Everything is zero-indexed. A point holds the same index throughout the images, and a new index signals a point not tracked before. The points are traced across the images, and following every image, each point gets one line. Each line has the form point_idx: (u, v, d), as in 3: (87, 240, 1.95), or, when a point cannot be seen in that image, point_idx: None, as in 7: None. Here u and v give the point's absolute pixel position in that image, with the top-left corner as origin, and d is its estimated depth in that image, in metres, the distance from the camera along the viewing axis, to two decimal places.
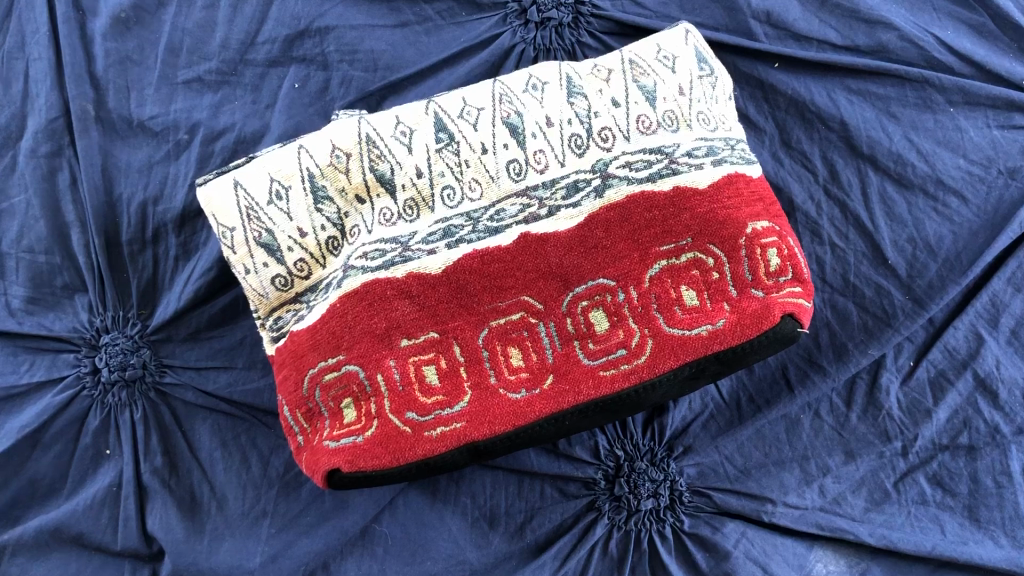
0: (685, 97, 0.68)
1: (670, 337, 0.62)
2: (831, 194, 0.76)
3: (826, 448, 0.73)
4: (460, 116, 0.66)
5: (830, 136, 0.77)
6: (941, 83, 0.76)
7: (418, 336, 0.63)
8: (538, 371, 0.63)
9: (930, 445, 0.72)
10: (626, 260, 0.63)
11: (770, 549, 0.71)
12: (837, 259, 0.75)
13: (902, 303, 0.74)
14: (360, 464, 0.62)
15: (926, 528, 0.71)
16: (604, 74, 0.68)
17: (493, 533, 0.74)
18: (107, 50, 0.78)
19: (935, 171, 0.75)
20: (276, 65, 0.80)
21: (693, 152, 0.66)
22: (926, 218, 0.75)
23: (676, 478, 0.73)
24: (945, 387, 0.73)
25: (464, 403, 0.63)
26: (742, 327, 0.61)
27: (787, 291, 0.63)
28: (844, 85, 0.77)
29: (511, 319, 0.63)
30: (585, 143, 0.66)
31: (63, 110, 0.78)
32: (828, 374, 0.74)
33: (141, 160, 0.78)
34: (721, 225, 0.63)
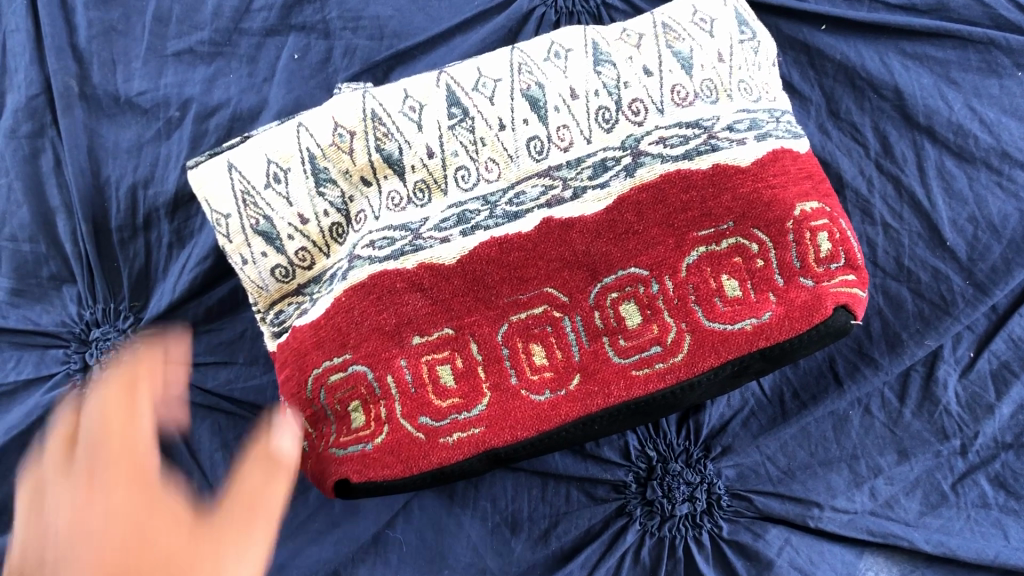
0: (724, 64, 0.61)
1: (710, 332, 0.55)
2: (884, 169, 0.70)
3: (877, 447, 0.67)
4: (474, 89, 0.60)
5: (882, 105, 0.71)
6: (1008, 44, 0.69)
7: (431, 333, 0.57)
8: (563, 371, 0.57)
9: (992, 444, 0.66)
10: (660, 247, 0.57)
11: (816, 557, 0.65)
12: (889, 241, 0.69)
13: (962, 289, 0.68)
14: (371, 474, 0.57)
15: (988, 533, 0.64)
16: (635, 40, 0.61)
17: (516, 539, 0.68)
18: (89, 21, 0.73)
19: (1000, 143, 0.69)
20: (274, 34, 0.73)
21: (734, 125, 0.59)
22: (989, 194, 0.68)
23: (714, 481, 0.68)
24: (1010, 380, 0.67)
25: (483, 406, 0.57)
26: (791, 321, 0.55)
27: (839, 280, 0.55)
28: (899, 48, 0.71)
29: (532, 313, 0.57)
30: (613, 116, 0.60)
31: (45, 86, 0.72)
32: (880, 367, 0.68)
33: (130, 139, 0.72)
34: (766, 207, 0.56)
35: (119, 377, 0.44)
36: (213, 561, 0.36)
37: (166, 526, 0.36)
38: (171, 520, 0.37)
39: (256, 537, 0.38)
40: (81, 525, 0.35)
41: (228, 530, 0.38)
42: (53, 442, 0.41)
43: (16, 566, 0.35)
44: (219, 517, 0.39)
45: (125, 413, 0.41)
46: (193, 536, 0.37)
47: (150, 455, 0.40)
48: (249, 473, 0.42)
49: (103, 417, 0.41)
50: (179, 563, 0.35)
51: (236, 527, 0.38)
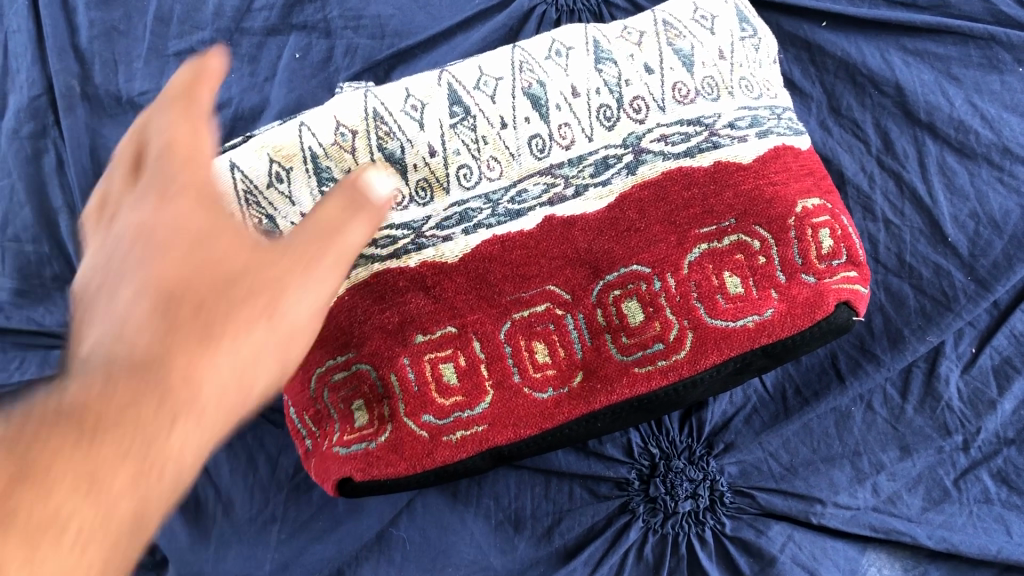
0: (726, 61, 0.61)
1: (712, 329, 0.55)
2: (885, 165, 0.71)
3: (880, 443, 0.67)
4: (476, 88, 0.60)
5: (884, 101, 0.71)
6: (1008, 39, 0.71)
7: (434, 331, 0.57)
8: (566, 368, 0.57)
9: (994, 440, 0.66)
10: (662, 244, 0.57)
11: (819, 553, 0.65)
12: (891, 238, 0.70)
13: (964, 285, 0.68)
14: (374, 472, 0.56)
15: (990, 529, 0.64)
16: (636, 37, 0.61)
17: (519, 537, 0.68)
18: (91, 21, 0.73)
19: (1001, 138, 0.69)
20: (275, 33, 0.73)
21: (735, 123, 0.59)
22: (990, 190, 0.69)
23: (717, 477, 0.68)
24: (1011, 376, 0.67)
25: (487, 404, 0.57)
26: (793, 317, 0.55)
27: (841, 276, 0.56)
28: (900, 44, 0.72)
29: (535, 311, 0.57)
30: (615, 114, 0.60)
31: (47, 86, 0.72)
32: (882, 363, 0.68)
33: None
34: (768, 204, 0.56)
35: (178, 80, 0.38)
36: (273, 288, 0.35)
37: (233, 247, 0.36)
38: (239, 240, 0.37)
39: (321, 257, 0.36)
40: (149, 224, 0.36)
41: (294, 240, 0.36)
42: (117, 162, 0.39)
43: (87, 268, 0.36)
44: (290, 237, 0.37)
45: (185, 123, 0.37)
46: (259, 256, 0.36)
47: (207, 133, 0.38)
48: (331, 198, 0.37)
49: (184, 82, 0.37)
50: (234, 289, 0.35)
51: (307, 253, 0.36)
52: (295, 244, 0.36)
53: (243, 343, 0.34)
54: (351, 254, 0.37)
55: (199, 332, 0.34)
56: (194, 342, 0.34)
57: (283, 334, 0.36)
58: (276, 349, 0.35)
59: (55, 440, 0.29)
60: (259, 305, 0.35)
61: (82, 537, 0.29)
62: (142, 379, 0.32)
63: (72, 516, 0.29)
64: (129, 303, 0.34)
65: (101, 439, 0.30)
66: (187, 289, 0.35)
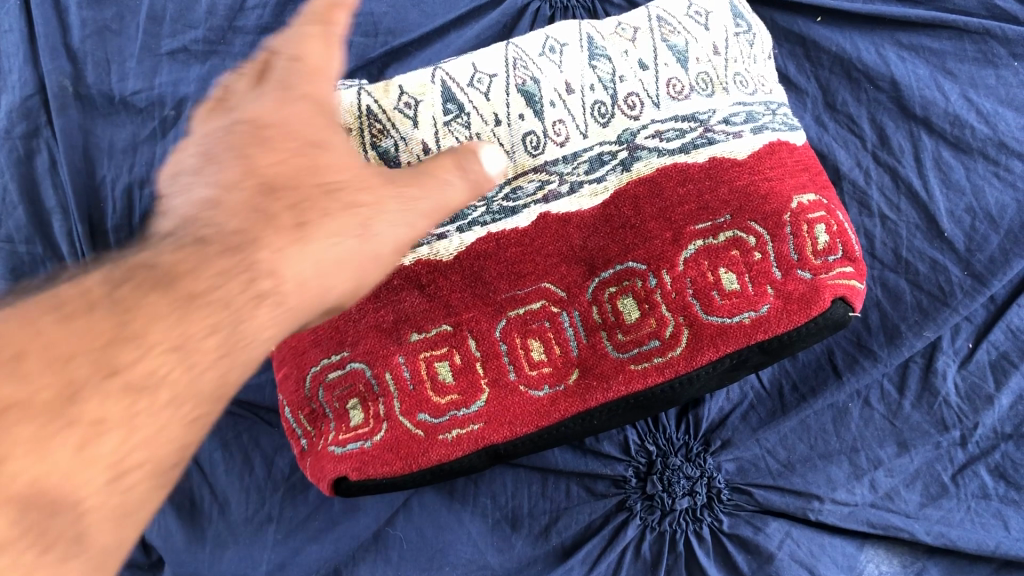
0: (719, 57, 0.62)
1: (708, 327, 0.54)
2: (881, 161, 0.71)
3: (877, 439, 0.67)
4: (470, 85, 0.60)
5: (879, 96, 0.71)
6: (1004, 34, 0.71)
7: (429, 329, 0.57)
8: (562, 366, 0.56)
9: (992, 435, 0.66)
10: (657, 241, 0.56)
11: (816, 549, 0.65)
12: (887, 233, 0.70)
13: (960, 280, 0.68)
14: (370, 471, 0.56)
15: (988, 524, 0.64)
16: (630, 33, 0.62)
17: (516, 536, 0.68)
18: (83, 20, 0.73)
19: (997, 133, 0.69)
20: (268, 32, 0.74)
21: (730, 118, 0.59)
22: (986, 184, 0.69)
23: (714, 474, 0.67)
24: (1008, 370, 0.67)
25: (481, 402, 0.56)
26: (789, 313, 0.54)
27: (837, 272, 0.55)
28: (894, 39, 0.72)
29: (530, 309, 0.56)
30: (609, 111, 0.61)
31: (39, 86, 0.72)
32: (879, 359, 0.68)
33: (125, 139, 0.72)
34: (763, 200, 0.56)
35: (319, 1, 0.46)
36: (372, 208, 0.44)
37: (340, 162, 0.46)
38: (346, 159, 0.46)
39: (422, 199, 0.45)
40: (271, 118, 0.45)
41: (400, 180, 0.46)
42: (248, 66, 0.48)
43: (215, 138, 0.46)
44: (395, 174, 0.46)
45: (320, 42, 0.46)
46: (367, 179, 0.46)
47: (334, 54, 0.47)
48: (444, 159, 0.47)
49: (324, 4, 0.46)
50: (340, 197, 0.44)
51: (408, 189, 0.45)
52: (399, 183, 0.46)
53: (330, 247, 0.43)
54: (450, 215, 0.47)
55: (297, 220, 0.42)
56: (291, 227, 0.42)
57: (372, 251, 0.44)
58: (356, 261, 0.44)
59: (156, 309, 0.38)
60: (356, 222, 0.44)
61: (174, 393, 0.38)
62: (238, 255, 0.41)
63: (161, 378, 0.37)
64: (243, 182, 0.43)
65: (190, 307, 0.38)
66: (289, 183, 0.44)
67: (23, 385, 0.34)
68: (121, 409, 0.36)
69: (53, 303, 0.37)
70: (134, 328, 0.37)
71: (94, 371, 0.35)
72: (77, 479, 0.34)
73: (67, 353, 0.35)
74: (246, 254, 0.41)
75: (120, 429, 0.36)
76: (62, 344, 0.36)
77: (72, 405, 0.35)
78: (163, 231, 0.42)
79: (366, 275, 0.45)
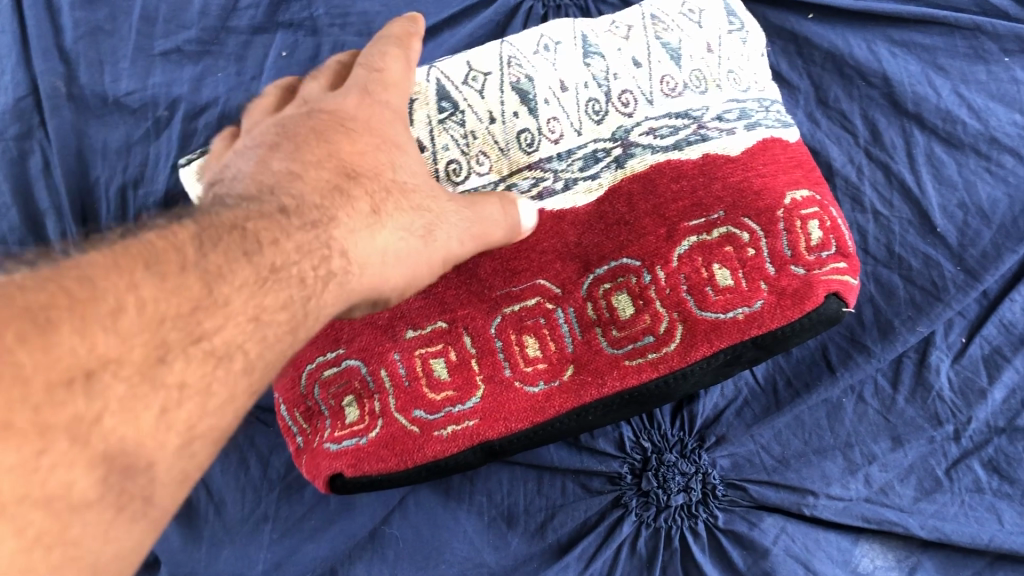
0: (713, 54, 0.62)
1: (702, 322, 0.54)
2: (873, 157, 0.71)
3: (871, 434, 0.67)
4: (465, 83, 0.61)
5: (871, 92, 0.72)
6: (995, 30, 0.71)
7: (424, 326, 0.57)
8: (557, 362, 0.56)
9: (985, 429, 0.66)
10: (650, 238, 0.56)
11: (812, 544, 0.65)
12: (879, 229, 0.70)
13: (953, 275, 0.68)
14: (365, 468, 0.56)
15: (981, 518, 0.64)
16: (623, 31, 0.62)
17: (512, 533, 0.68)
18: (75, 21, 0.73)
19: (988, 129, 0.70)
20: (261, 32, 0.74)
21: (723, 115, 0.60)
22: (977, 180, 0.69)
23: (709, 471, 0.68)
24: (1001, 365, 0.67)
25: (477, 399, 0.56)
26: (783, 308, 0.54)
27: (831, 268, 0.54)
28: (886, 36, 0.73)
29: (525, 305, 0.57)
30: (603, 108, 0.61)
31: (32, 88, 0.72)
32: (872, 354, 0.68)
33: (118, 140, 0.72)
34: (756, 196, 0.56)
35: (397, 31, 0.55)
36: (437, 212, 0.52)
37: (408, 168, 0.52)
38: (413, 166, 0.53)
39: (479, 212, 0.54)
40: (349, 113, 0.52)
41: (458, 203, 0.53)
42: (322, 75, 0.55)
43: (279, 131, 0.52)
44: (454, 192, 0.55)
45: (397, 59, 0.54)
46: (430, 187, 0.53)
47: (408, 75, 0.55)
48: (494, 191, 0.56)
49: (404, 31, 0.55)
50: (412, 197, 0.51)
51: (465, 204, 0.54)
52: (456, 202, 0.53)
53: (394, 243, 0.49)
54: (489, 241, 0.55)
55: (371, 208, 0.48)
56: (368, 213, 0.48)
57: (436, 251, 0.51)
58: (416, 259, 0.50)
59: (241, 278, 0.40)
60: (420, 225, 0.51)
61: (247, 363, 0.40)
62: (312, 232, 0.45)
63: (238, 347, 0.40)
64: (321, 168, 0.49)
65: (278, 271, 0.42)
66: (366, 174, 0.50)
67: (119, 342, 0.35)
68: (199, 375, 0.38)
69: (146, 256, 0.38)
70: (220, 296, 0.39)
71: (183, 334, 0.37)
72: (153, 443, 0.36)
73: (162, 313, 0.37)
74: (324, 232, 0.46)
75: (198, 396, 0.38)
76: (158, 302, 0.37)
77: (162, 367, 0.36)
78: (236, 201, 0.45)
79: (419, 272, 0.51)
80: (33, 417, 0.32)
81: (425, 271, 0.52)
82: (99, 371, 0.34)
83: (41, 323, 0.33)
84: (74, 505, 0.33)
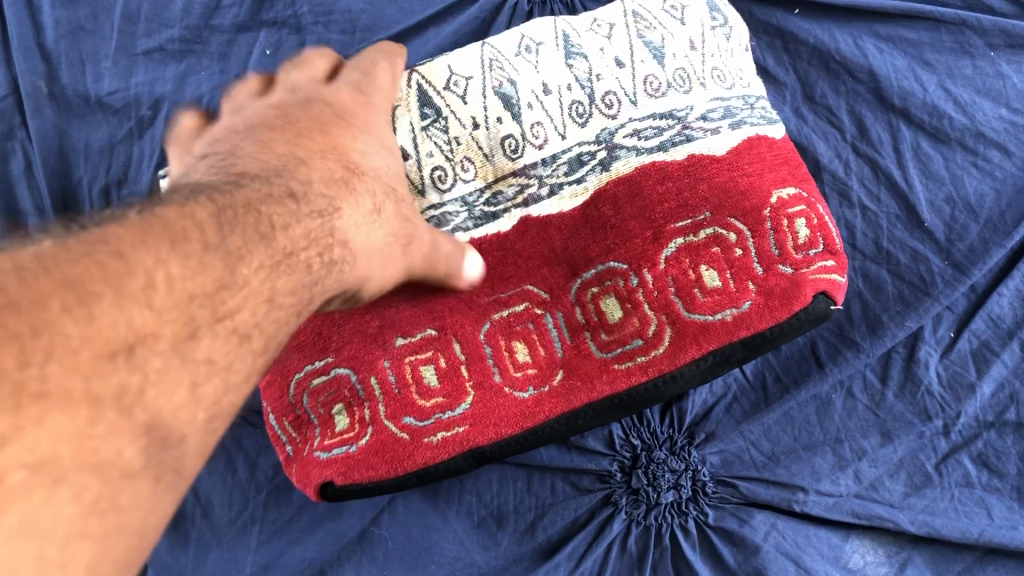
0: (696, 52, 0.61)
1: (692, 324, 0.54)
2: (860, 151, 0.71)
3: (861, 430, 0.67)
4: (447, 88, 0.61)
5: (857, 87, 0.72)
6: (980, 24, 0.71)
7: (413, 334, 0.56)
8: (547, 367, 0.56)
9: (974, 423, 0.66)
10: (637, 240, 0.56)
11: (802, 541, 0.65)
12: (867, 223, 0.70)
13: (941, 269, 0.68)
14: (356, 476, 0.55)
15: (971, 512, 0.64)
16: (605, 30, 0.62)
17: (502, 532, 0.67)
18: (56, 19, 0.72)
19: (974, 123, 0.70)
20: (245, 30, 0.73)
21: (708, 115, 0.60)
22: (965, 174, 0.69)
23: (699, 468, 0.67)
24: (989, 359, 0.67)
25: (466, 405, 0.55)
26: (771, 309, 0.53)
27: (819, 266, 0.54)
28: (872, 30, 0.73)
29: (514, 311, 0.57)
30: (587, 110, 0.61)
31: (13, 88, 0.71)
32: (861, 349, 0.68)
33: (102, 139, 0.71)
34: (743, 196, 0.55)
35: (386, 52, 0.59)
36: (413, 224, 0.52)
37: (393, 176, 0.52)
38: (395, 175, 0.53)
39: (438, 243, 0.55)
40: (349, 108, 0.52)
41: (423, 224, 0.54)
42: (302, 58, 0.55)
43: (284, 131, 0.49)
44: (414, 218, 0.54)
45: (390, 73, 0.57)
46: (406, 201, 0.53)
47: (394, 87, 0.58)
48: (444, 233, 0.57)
49: (393, 51, 0.59)
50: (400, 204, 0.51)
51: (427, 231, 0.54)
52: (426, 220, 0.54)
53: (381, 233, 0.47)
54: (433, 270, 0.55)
55: (372, 206, 0.47)
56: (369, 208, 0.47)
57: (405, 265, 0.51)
58: (392, 270, 0.50)
59: (258, 261, 0.37)
60: (403, 234, 0.50)
61: (263, 342, 0.38)
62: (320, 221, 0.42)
63: (254, 326, 0.37)
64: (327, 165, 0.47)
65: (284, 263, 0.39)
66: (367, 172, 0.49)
67: (154, 317, 0.32)
68: (224, 352, 0.35)
69: (170, 231, 0.34)
70: (241, 276, 0.36)
71: (209, 313, 0.34)
72: (185, 416, 0.33)
73: (191, 290, 0.34)
74: (330, 221, 0.43)
75: (222, 373, 0.35)
76: (184, 279, 0.33)
77: (192, 343, 0.34)
78: (239, 177, 0.41)
79: (390, 279, 0.50)
80: (84, 386, 0.29)
81: (397, 271, 0.51)
82: (138, 345, 0.31)
83: (81, 292, 0.29)
84: (124, 472, 0.30)
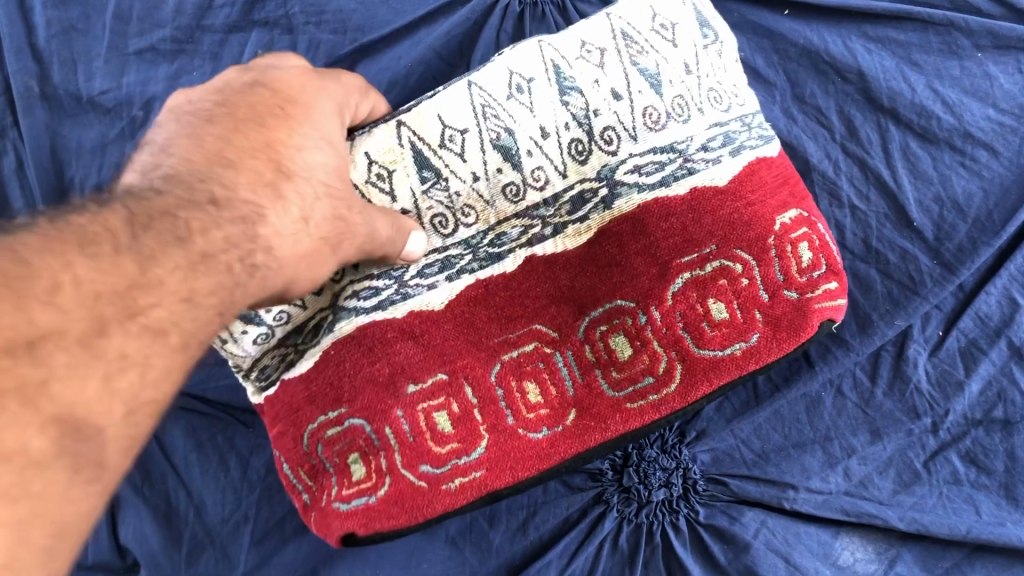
0: (691, 75, 0.61)
1: (702, 360, 0.55)
2: (849, 151, 0.71)
3: (850, 428, 0.67)
4: (443, 145, 0.59)
5: (846, 88, 0.72)
6: (968, 25, 0.71)
7: (425, 379, 0.56)
8: (559, 407, 0.57)
9: (962, 421, 0.67)
10: (643, 278, 0.56)
11: (792, 538, 0.65)
12: (856, 223, 0.70)
13: (930, 269, 0.69)
14: (377, 526, 0.55)
15: (959, 509, 0.65)
16: (596, 57, 0.60)
17: (493, 531, 0.67)
18: (49, 19, 0.72)
19: (962, 124, 0.70)
20: (236, 30, 0.73)
21: (707, 144, 0.60)
22: (953, 174, 0.70)
23: (690, 465, 0.68)
24: (978, 357, 0.67)
25: (482, 449, 0.55)
26: (778, 340, 0.55)
27: (823, 291, 0.56)
28: (861, 31, 0.73)
29: (523, 351, 0.57)
30: (586, 148, 0.60)
31: (6, 88, 0.72)
32: (851, 348, 0.68)
33: (93, 139, 0.72)
34: (747, 227, 0.56)
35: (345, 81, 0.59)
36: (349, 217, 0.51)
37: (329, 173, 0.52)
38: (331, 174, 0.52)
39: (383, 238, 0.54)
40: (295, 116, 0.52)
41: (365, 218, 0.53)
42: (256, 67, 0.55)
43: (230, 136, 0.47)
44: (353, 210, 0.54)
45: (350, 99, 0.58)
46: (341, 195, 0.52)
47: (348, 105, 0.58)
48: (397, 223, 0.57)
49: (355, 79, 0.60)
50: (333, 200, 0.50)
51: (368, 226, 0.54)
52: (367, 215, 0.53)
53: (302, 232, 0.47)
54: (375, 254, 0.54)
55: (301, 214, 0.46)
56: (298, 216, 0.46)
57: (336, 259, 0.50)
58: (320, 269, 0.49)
59: (173, 262, 0.39)
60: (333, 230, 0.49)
61: (182, 339, 0.39)
62: (244, 226, 0.43)
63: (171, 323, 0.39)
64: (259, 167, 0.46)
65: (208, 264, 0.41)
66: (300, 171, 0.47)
67: (60, 316, 0.34)
68: (139, 348, 0.37)
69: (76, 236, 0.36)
70: (153, 275, 0.38)
71: (117, 309, 0.36)
72: (100, 408, 0.35)
73: (97, 289, 0.36)
74: (252, 227, 0.43)
75: (138, 367, 0.37)
76: (92, 281, 0.36)
77: (101, 338, 0.36)
78: (163, 183, 0.42)
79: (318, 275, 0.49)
80: None
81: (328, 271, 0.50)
82: (39, 341, 0.33)
83: None
84: (40, 461, 0.33)
